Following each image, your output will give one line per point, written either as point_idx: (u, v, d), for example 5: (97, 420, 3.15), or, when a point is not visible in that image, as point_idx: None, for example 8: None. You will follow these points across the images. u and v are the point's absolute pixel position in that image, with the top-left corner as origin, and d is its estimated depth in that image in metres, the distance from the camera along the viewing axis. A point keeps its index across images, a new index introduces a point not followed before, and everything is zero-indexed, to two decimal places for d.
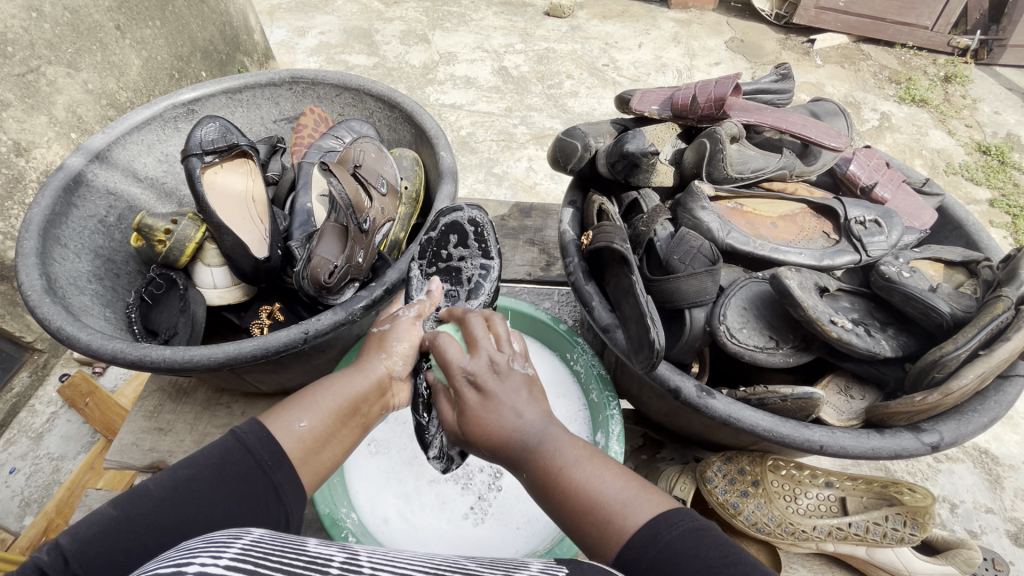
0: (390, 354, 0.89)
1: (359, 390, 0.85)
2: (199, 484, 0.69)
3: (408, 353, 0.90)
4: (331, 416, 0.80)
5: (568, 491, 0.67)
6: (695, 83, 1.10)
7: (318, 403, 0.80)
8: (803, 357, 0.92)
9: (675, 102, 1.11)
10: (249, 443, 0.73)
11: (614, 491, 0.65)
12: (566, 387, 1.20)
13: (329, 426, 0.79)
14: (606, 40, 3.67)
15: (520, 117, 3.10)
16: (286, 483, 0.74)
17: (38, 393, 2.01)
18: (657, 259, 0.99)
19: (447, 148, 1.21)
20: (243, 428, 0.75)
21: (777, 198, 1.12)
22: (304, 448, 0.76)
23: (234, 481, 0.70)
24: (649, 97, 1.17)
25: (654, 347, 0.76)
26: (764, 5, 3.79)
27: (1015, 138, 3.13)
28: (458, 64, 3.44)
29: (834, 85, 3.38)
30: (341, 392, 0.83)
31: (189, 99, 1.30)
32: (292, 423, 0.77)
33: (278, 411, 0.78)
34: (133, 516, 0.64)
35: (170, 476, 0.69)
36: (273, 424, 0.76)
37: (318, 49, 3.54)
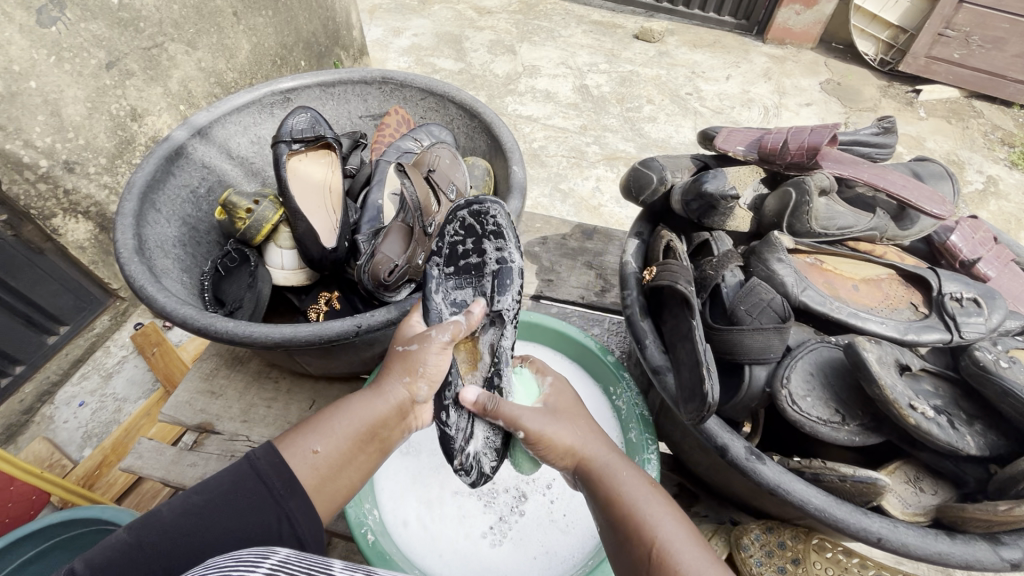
0: (414, 379, 0.88)
1: (379, 413, 0.86)
2: (209, 509, 0.72)
3: (432, 381, 0.90)
4: (349, 439, 0.83)
5: (630, 520, 0.75)
6: (789, 128, 1.05)
7: (332, 427, 0.83)
8: (873, 437, 0.85)
9: (764, 145, 1.06)
10: (260, 471, 0.77)
11: (674, 530, 0.73)
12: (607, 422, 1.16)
13: (345, 452, 0.82)
14: (694, 69, 3.60)
15: (594, 137, 3.09)
16: (299, 513, 0.76)
17: (114, 336, 2.19)
18: (721, 305, 0.96)
19: (519, 162, 1.22)
20: (258, 453, 0.79)
21: (861, 259, 1.05)
22: (317, 475, 0.79)
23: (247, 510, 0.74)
24: (735, 136, 1.13)
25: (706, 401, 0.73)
26: (869, 49, 3.59)
27: None
28: (540, 78, 3.48)
29: (937, 141, 3.16)
30: (358, 416, 0.85)
31: (287, 88, 1.38)
32: (305, 447, 0.80)
33: (294, 436, 0.82)
34: (149, 543, 0.67)
35: (186, 501, 0.73)
36: (287, 451, 0.79)
37: (410, 50, 3.68)
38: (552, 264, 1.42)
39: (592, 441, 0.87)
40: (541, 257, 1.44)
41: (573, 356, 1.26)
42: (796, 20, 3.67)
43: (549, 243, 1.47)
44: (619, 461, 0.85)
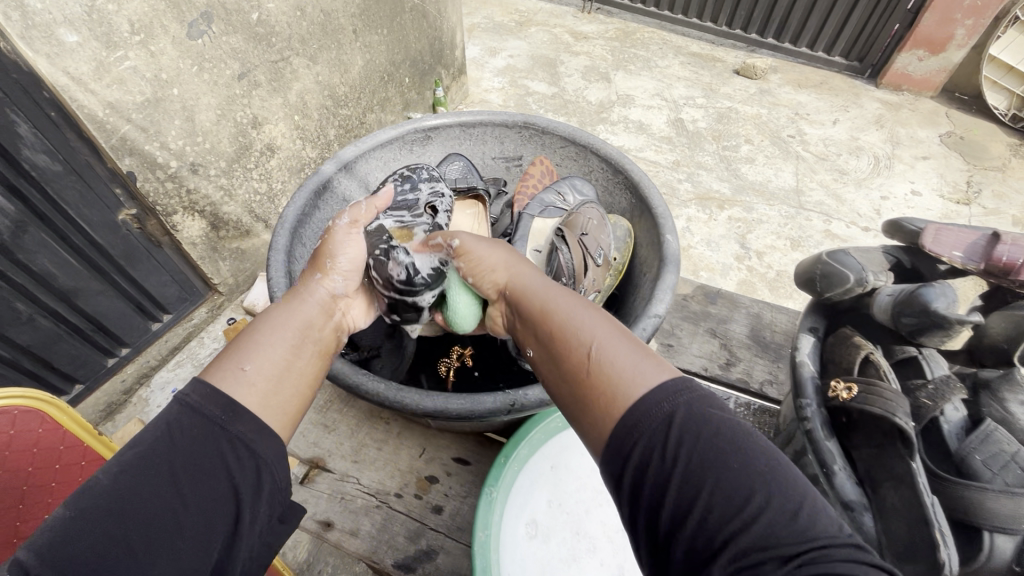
0: (325, 274, 1.02)
1: (313, 314, 0.95)
2: (152, 460, 0.68)
3: (345, 279, 1.04)
4: (286, 350, 0.86)
5: (569, 345, 0.80)
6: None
7: (264, 345, 0.85)
8: None
9: (1003, 253, 0.97)
10: (193, 403, 0.74)
11: (619, 350, 0.77)
12: None
13: (283, 359, 0.85)
14: (797, 110, 3.42)
15: (686, 173, 2.98)
16: (249, 434, 0.74)
17: (209, 328, 2.29)
18: (943, 443, 0.98)
19: (672, 231, 1.21)
20: (185, 390, 0.75)
21: None
22: (255, 393, 0.78)
23: (196, 456, 0.69)
24: (955, 237, 1.04)
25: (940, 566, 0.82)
26: (999, 103, 3.29)
27: None
28: (634, 108, 3.42)
29: None
30: (286, 325, 0.90)
31: (429, 127, 1.46)
32: (236, 371, 0.79)
33: (222, 363, 0.81)
34: (87, 511, 0.62)
35: (126, 466, 0.67)
36: (217, 379, 0.77)
37: (504, 70, 3.72)
38: (673, 329, 1.41)
39: (549, 288, 0.91)
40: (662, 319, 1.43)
41: None
42: (916, 66, 3.43)
43: (671, 303, 1.46)
44: (531, 274, 0.96)
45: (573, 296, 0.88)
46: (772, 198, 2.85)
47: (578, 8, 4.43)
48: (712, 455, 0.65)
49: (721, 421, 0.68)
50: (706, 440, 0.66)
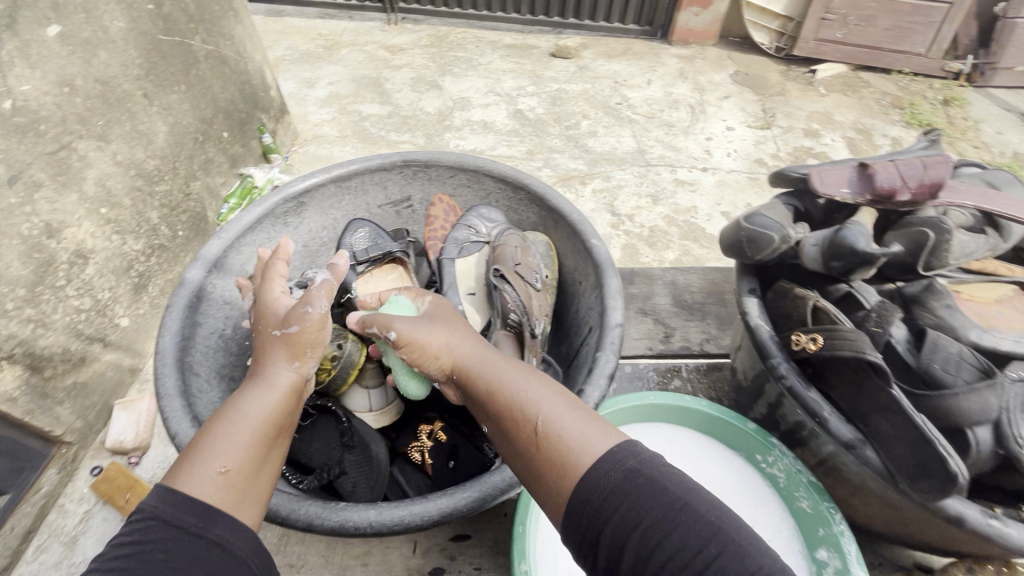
0: (301, 361, 1.02)
1: (277, 395, 0.96)
2: (166, 541, 0.75)
3: (293, 347, 1.01)
4: (243, 447, 0.88)
5: (522, 417, 0.87)
6: (899, 168, 1.13)
7: (232, 437, 0.88)
8: None
9: (872, 183, 1.15)
10: (169, 505, 0.79)
11: (555, 412, 0.84)
12: (760, 494, 1.35)
13: (252, 457, 0.88)
14: (616, 79, 3.72)
15: (543, 160, 3.08)
16: (226, 534, 0.79)
17: (67, 491, 1.84)
18: (903, 361, 1.18)
19: (596, 236, 1.25)
20: (152, 501, 0.79)
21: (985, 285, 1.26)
22: (231, 491, 0.83)
23: (208, 531, 0.78)
24: (833, 175, 1.19)
25: (959, 479, 0.95)
26: (763, 39, 3.90)
27: (1021, 158, 3.25)
28: (473, 109, 3.44)
29: (842, 114, 3.50)
30: (255, 418, 0.91)
31: (297, 193, 1.33)
32: (193, 478, 0.82)
33: (187, 470, 0.83)
34: None
35: (160, 536, 0.76)
36: (186, 483, 0.81)
37: (329, 100, 3.50)
38: None
39: (497, 361, 0.99)
40: None
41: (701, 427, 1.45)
42: (695, 21, 3.91)
43: None
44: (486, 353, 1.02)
45: (524, 372, 0.93)
46: (623, 163, 3.07)
47: (383, 22, 4.32)
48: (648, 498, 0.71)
49: (676, 480, 0.73)
50: (651, 496, 0.71)
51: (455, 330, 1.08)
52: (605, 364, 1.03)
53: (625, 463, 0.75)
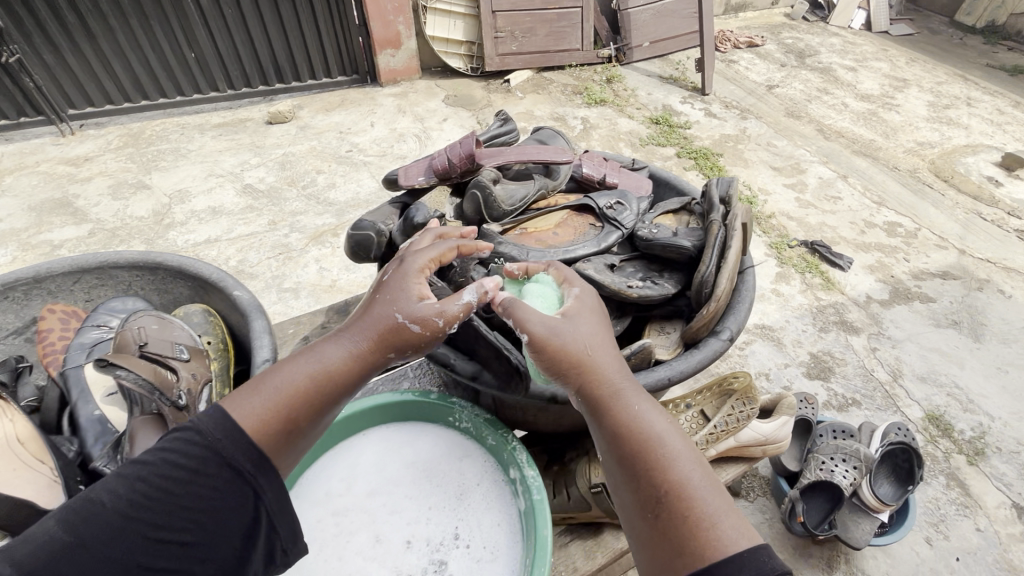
0: (423, 298, 0.88)
1: (382, 323, 0.86)
2: (153, 493, 0.68)
3: (408, 282, 0.89)
4: (292, 395, 0.79)
5: (648, 448, 0.77)
6: (444, 148, 1.26)
7: (297, 372, 0.80)
8: (622, 323, 1.13)
9: (415, 179, 1.29)
10: (221, 433, 0.73)
11: (698, 477, 0.74)
12: (466, 446, 1.05)
13: (272, 411, 0.77)
14: (340, 129, 3.81)
15: (288, 226, 3.00)
16: (268, 485, 0.76)
17: None
18: None
19: (236, 288, 1.11)
20: (194, 419, 0.74)
21: (545, 214, 1.31)
22: (269, 440, 0.76)
23: (199, 492, 0.70)
24: (408, 172, 1.31)
25: (518, 368, 0.93)
26: (458, 64, 4.37)
27: (669, 107, 4.19)
28: (195, 198, 3.18)
29: (540, 109, 4.10)
30: (292, 373, 0.80)
31: None
32: (244, 403, 0.76)
33: (239, 396, 0.78)
34: (89, 534, 0.64)
35: (127, 491, 0.67)
36: (233, 409, 0.76)
37: (2, 239, 2.90)
38: None
39: (633, 391, 0.85)
40: None
41: (390, 414, 1.10)
42: (394, 61, 4.20)
43: None
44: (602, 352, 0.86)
45: (667, 418, 0.82)
46: (369, 204, 3.15)
47: (56, 135, 3.74)
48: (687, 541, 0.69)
49: None
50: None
51: (607, 336, 0.91)
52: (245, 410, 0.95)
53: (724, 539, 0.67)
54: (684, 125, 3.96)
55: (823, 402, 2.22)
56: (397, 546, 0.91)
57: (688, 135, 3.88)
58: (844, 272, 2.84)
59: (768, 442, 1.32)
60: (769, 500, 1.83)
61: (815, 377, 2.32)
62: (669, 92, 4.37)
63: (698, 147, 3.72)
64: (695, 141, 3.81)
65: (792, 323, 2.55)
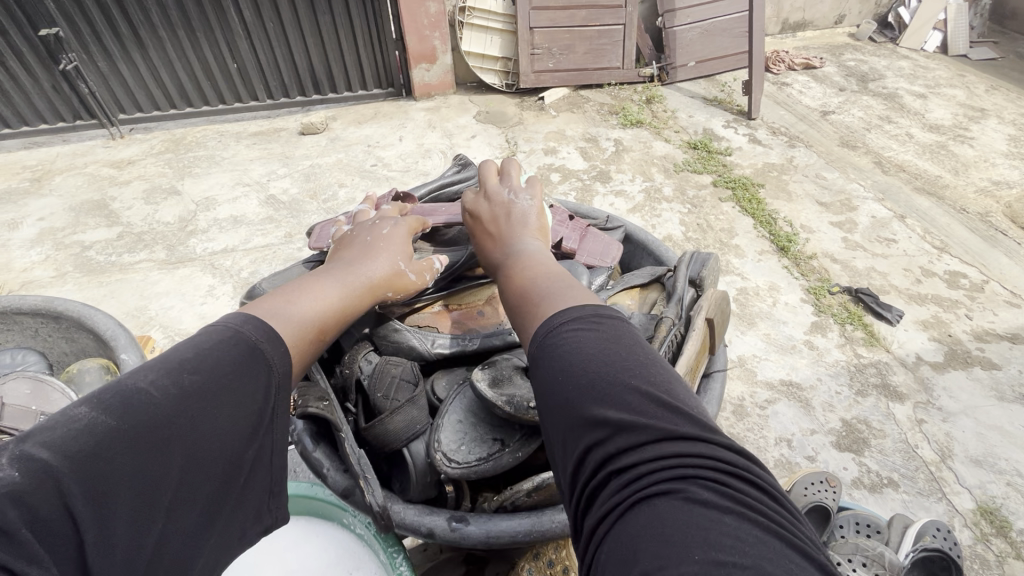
0: (405, 262, 1.10)
1: (363, 277, 1.01)
2: (209, 384, 0.70)
3: (398, 253, 1.10)
4: (325, 314, 0.90)
5: (539, 287, 0.87)
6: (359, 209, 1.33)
7: (322, 292, 0.93)
8: (527, 447, 1.02)
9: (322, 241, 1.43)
10: (255, 337, 0.78)
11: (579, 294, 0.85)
12: (358, 556, 1.17)
13: (307, 320, 0.86)
14: (368, 143, 3.81)
15: (303, 239, 2.99)
16: (278, 371, 0.79)
17: None
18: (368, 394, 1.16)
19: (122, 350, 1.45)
20: (240, 325, 0.78)
21: (474, 286, 1.37)
22: (298, 332, 0.84)
23: (230, 393, 0.71)
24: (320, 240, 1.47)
25: (374, 510, 0.94)
26: (494, 80, 4.31)
27: (710, 131, 3.96)
28: (220, 207, 3.24)
29: (572, 128, 3.96)
30: (346, 287, 0.97)
31: None
32: (287, 308, 0.86)
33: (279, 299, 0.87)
34: (137, 424, 0.62)
35: (173, 382, 0.67)
36: (263, 314, 0.83)
37: (41, 237, 3.05)
38: None
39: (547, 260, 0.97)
40: None
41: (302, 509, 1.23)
42: (429, 76, 4.17)
43: None
44: (520, 246, 1.00)
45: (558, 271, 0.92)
46: None
47: (107, 138, 3.94)
48: (588, 381, 0.68)
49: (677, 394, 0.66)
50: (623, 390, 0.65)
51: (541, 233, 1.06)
52: None
53: (587, 312, 0.77)
54: (725, 152, 3.71)
55: (852, 479, 1.96)
56: None
57: (728, 162, 3.64)
58: (892, 327, 2.53)
59: None
60: None
61: (846, 449, 2.05)
62: (712, 115, 4.14)
63: (737, 176, 3.47)
64: (735, 169, 3.56)
65: (825, 383, 2.28)
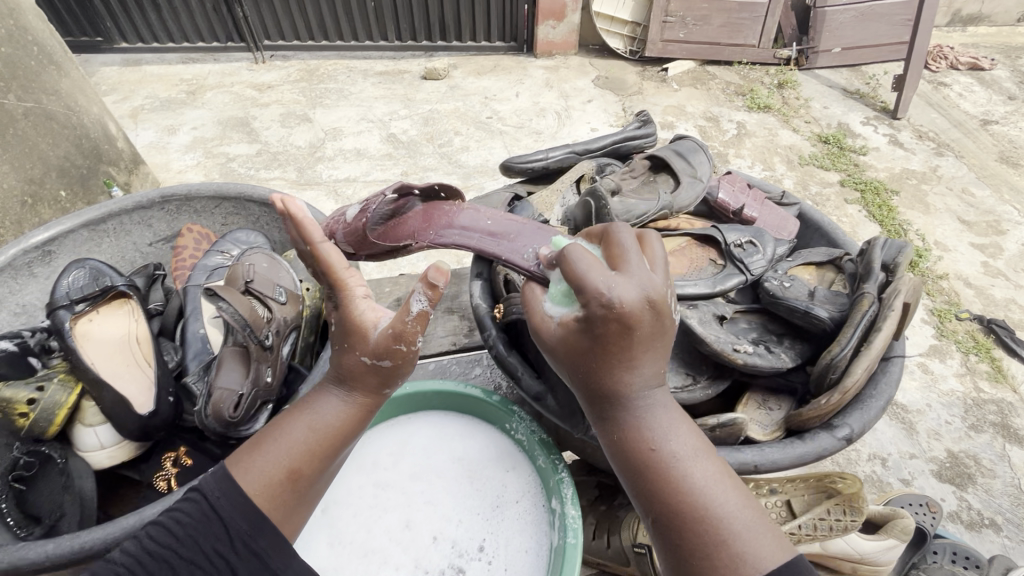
0: (394, 361, 0.83)
1: (323, 417, 0.84)
2: (184, 535, 0.74)
3: (381, 341, 0.82)
4: (297, 454, 0.81)
5: (670, 481, 0.76)
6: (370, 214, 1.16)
7: (292, 434, 0.82)
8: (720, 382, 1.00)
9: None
10: (219, 502, 0.76)
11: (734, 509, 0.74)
12: (514, 457, 1.17)
13: (266, 479, 0.78)
14: (485, 94, 3.85)
15: (418, 179, 3.12)
16: (268, 539, 0.77)
17: None
18: None
19: (326, 236, 1.14)
20: (200, 484, 0.78)
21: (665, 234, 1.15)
22: (264, 498, 0.78)
23: (201, 539, 0.74)
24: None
25: (591, 418, 0.84)
26: (618, 44, 4.18)
27: (846, 126, 3.65)
28: (345, 138, 3.44)
29: (693, 105, 3.79)
30: (318, 429, 0.83)
31: (42, 241, 1.29)
32: (250, 469, 0.79)
33: (243, 456, 0.81)
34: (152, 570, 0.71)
35: (177, 521, 0.75)
36: (236, 475, 0.78)
37: (194, 144, 3.40)
38: None
39: (677, 424, 0.80)
40: None
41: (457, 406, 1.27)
42: (553, 33, 4.14)
43: None
44: (651, 395, 0.80)
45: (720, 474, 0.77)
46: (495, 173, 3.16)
47: (250, 61, 4.26)
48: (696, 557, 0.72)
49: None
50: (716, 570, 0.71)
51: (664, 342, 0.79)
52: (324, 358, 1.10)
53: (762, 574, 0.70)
54: (861, 150, 3.41)
55: (950, 512, 1.86)
56: (422, 539, 1.07)
57: (863, 162, 3.35)
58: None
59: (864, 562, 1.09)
60: None
61: (947, 481, 1.94)
62: (851, 108, 3.80)
63: (869, 180, 3.19)
64: (867, 171, 3.28)
65: (934, 410, 2.13)
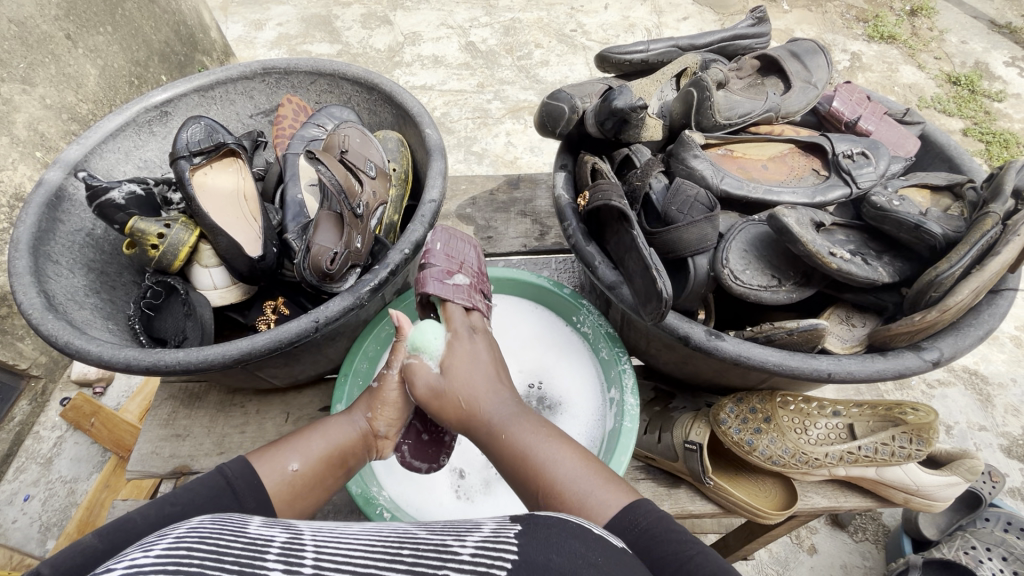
0: (378, 413, 0.66)
1: (350, 436, 0.64)
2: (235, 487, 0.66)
3: (393, 410, 0.67)
4: (325, 464, 0.60)
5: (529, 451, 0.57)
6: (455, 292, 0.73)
7: (312, 439, 0.61)
8: (856, 272, 0.60)
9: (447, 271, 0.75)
10: (238, 486, 0.54)
11: (575, 474, 0.54)
12: (575, 348, 0.86)
13: (321, 471, 0.60)
14: (573, 3, 2.74)
15: (493, 91, 2.44)
16: None
17: (41, 421, 1.53)
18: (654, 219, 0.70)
19: (432, 124, 0.91)
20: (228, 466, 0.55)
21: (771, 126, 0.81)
22: (290, 492, 0.57)
23: None
24: (453, 241, 0.79)
25: (661, 299, 0.59)
26: None
27: (983, 67, 2.41)
28: (425, 44, 2.61)
29: (804, 32, 2.50)
30: (335, 436, 0.63)
31: (162, 101, 0.96)
32: (283, 462, 0.58)
33: (269, 446, 0.59)
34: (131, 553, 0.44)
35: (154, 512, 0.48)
36: (261, 463, 0.57)
37: (247, 15, 2.78)
38: (487, 221, 1.20)
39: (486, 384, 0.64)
40: (472, 218, 1.21)
41: (510, 289, 0.91)
42: None
43: (479, 201, 1.23)
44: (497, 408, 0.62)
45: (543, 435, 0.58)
46: None
47: None
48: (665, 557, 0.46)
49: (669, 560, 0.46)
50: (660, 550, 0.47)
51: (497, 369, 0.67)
52: (405, 244, 0.75)
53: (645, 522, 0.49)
54: (998, 95, 2.29)
55: None
56: None
57: (997, 110, 2.26)
58: None
59: (920, 495, 0.76)
60: (877, 550, 1.30)
61: None
62: (997, 45, 2.47)
63: (1002, 130, 2.18)
64: (1000, 120, 2.22)
65: None
